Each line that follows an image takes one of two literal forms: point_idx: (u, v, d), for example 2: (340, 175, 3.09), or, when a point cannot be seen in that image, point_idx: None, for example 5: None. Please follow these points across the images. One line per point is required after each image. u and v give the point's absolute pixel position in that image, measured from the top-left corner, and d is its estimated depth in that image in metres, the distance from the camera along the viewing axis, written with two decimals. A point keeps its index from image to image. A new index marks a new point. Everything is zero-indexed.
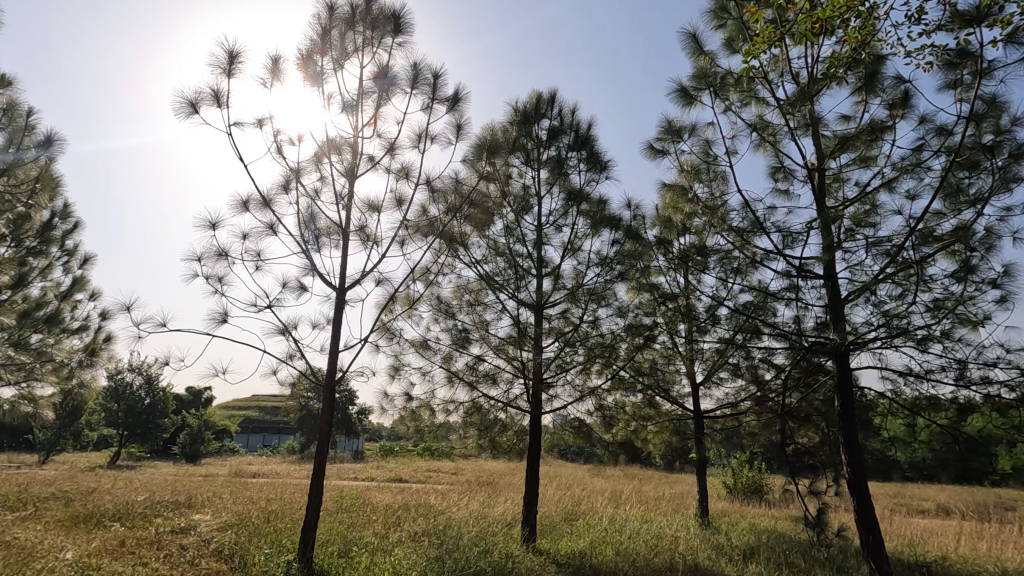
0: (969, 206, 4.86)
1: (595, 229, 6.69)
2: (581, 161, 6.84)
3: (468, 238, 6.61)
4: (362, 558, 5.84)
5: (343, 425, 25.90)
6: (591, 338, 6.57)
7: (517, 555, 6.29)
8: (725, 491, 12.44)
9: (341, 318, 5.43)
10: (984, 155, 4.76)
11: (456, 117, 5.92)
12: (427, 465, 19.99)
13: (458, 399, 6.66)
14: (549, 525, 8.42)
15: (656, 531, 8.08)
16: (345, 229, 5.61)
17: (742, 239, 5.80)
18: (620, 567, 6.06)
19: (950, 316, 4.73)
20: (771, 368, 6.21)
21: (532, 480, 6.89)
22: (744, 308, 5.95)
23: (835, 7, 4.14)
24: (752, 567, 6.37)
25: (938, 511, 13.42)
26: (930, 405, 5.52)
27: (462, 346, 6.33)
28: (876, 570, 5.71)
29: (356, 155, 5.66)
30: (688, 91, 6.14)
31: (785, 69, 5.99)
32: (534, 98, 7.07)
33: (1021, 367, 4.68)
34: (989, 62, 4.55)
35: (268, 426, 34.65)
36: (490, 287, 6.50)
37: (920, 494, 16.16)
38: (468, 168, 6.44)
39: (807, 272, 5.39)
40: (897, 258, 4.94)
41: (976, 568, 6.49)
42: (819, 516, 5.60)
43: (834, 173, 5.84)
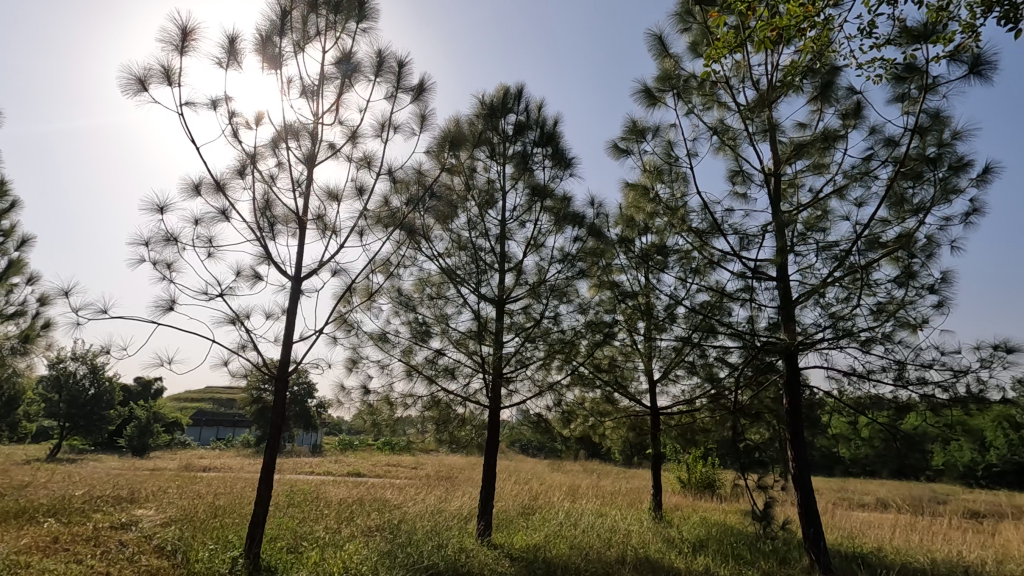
0: (912, 214, 5.08)
1: (558, 225, 6.67)
2: (546, 158, 6.83)
3: (430, 231, 6.53)
4: (312, 553, 5.72)
5: (300, 419, 25.34)
6: (551, 335, 6.51)
7: (472, 549, 6.27)
8: (679, 486, 12.73)
9: (296, 309, 5.28)
10: (927, 166, 4.98)
11: (421, 108, 5.82)
12: (386, 460, 19.77)
13: (416, 394, 6.57)
14: (506, 519, 8.43)
15: (611, 525, 8.20)
16: (302, 217, 5.45)
17: (700, 240, 5.92)
18: (574, 561, 6.11)
19: (891, 319, 4.96)
20: (724, 366, 6.36)
21: (489, 474, 6.87)
22: (701, 308, 6.07)
23: (792, 17, 4.25)
24: (700, 559, 6.53)
25: (876, 505, 14.06)
26: (872, 405, 5.75)
27: (421, 340, 6.25)
28: (816, 561, 5.96)
29: (315, 141, 5.49)
30: (652, 92, 6.21)
31: (746, 75, 6.14)
32: (501, 92, 7.02)
33: (954, 368, 4.94)
34: (934, 77, 4.76)
35: (222, 419, 33.61)
36: (452, 281, 6.43)
37: (861, 488, 16.95)
38: (432, 160, 6.35)
39: (760, 273, 5.55)
40: (845, 262, 5.13)
41: (907, 559, 6.84)
42: (766, 510, 5.80)
43: (790, 179, 6.01)
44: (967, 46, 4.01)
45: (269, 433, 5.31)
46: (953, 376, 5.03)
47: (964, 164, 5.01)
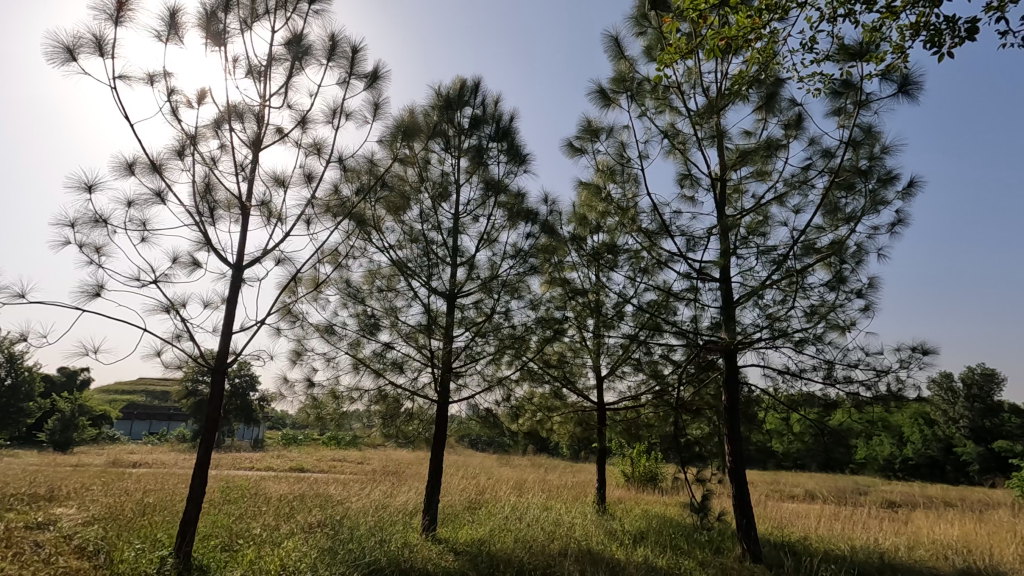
0: (845, 223, 5.37)
1: (512, 221, 6.66)
2: (501, 153, 6.81)
3: (381, 222, 6.38)
4: (248, 551, 5.52)
5: (240, 413, 24.43)
6: (502, 330, 6.46)
7: (416, 544, 6.23)
8: (623, 480, 13.05)
9: (237, 299, 5.06)
10: (858, 177, 5.28)
11: (374, 96, 5.68)
12: (332, 455, 19.36)
13: (363, 387, 6.43)
14: (451, 513, 8.40)
15: (555, 518, 8.32)
16: (245, 203, 5.21)
17: (650, 241, 6.06)
18: (517, 554, 6.16)
19: (823, 321, 5.23)
20: (669, 363, 6.55)
21: (435, 469, 6.83)
22: (648, 307, 6.22)
23: (740, 27, 4.39)
24: (640, 550, 6.72)
25: (804, 496, 14.89)
26: (804, 401, 6.11)
27: (369, 333, 6.12)
28: (748, 550, 6.25)
29: (261, 124, 5.26)
30: (606, 93, 6.29)
31: (697, 82, 6.31)
32: (457, 84, 6.95)
33: (877, 368, 5.27)
34: (867, 94, 5.04)
35: (155, 412, 31.95)
36: (403, 273, 6.32)
37: (791, 480, 17.91)
38: (383, 149, 6.18)
39: (705, 274, 5.73)
40: (783, 266, 5.37)
41: (830, 547, 7.28)
42: (704, 502, 6.03)
43: (735, 184, 6.23)
44: (897, 67, 4.26)
45: (203, 426, 5.08)
46: (876, 375, 5.37)
47: (892, 177, 5.34)
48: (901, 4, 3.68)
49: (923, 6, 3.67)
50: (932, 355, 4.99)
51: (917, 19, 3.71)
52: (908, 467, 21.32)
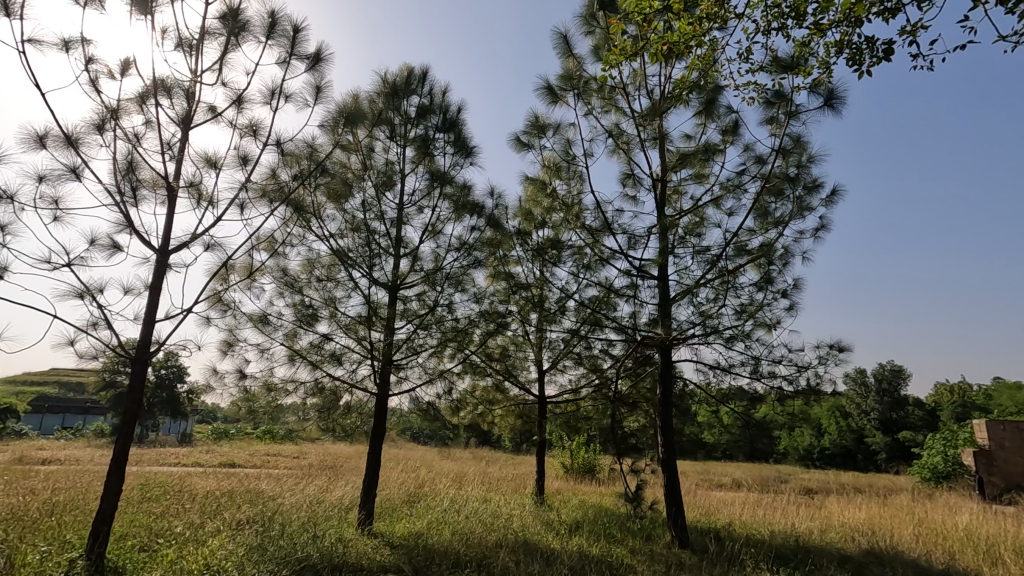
0: (773, 226, 5.65)
1: (457, 213, 6.61)
2: (447, 145, 6.73)
3: (321, 209, 6.16)
4: (168, 550, 5.25)
5: (166, 406, 23.14)
6: (445, 323, 6.40)
7: (350, 539, 6.12)
8: (562, 472, 13.31)
9: (162, 285, 4.77)
10: (787, 184, 5.58)
11: (316, 79, 5.46)
12: (265, 449, 18.68)
13: (299, 379, 6.21)
14: (388, 507, 8.31)
15: (493, 510, 8.39)
16: (173, 183, 4.90)
17: (593, 238, 6.19)
18: (454, 547, 6.17)
19: (751, 319, 5.50)
20: (608, 358, 6.71)
21: (372, 463, 6.72)
22: (590, 302, 6.34)
23: (682, 34, 4.53)
24: (575, 540, 6.88)
25: (732, 485, 15.74)
26: (733, 395, 6.23)
27: (306, 323, 5.92)
28: (676, 537, 6.53)
29: (191, 101, 4.95)
30: (554, 89, 6.33)
31: (642, 84, 6.46)
32: (405, 72, 6.81)
33: (799, 363, 5.60)
34: (797, 105, 5.32)
35: (69, 405, 29.71)
36: (343, 263, 6.15)
37: (720, 470, 18.85)
38: (325, 134, 5.96)
39: (645, 272, 5.89)
40: (716, 266, 5.61)
41: (752, 532, 7.72)
42: (637, 491, 6.24)
43: (674, 186, 6.43)
44: (823, 82, 4.52)
45: (121, 421, 4.78)
46: (798, 370, 5.70)
47: (816, 185, 5.67)
48: (827, 22, 3.90)
49: (846, 25, 3.90)
50: (846, 352, 5.35)
51: (841, 38, 3.95)
52: (824, 456, 22.94)
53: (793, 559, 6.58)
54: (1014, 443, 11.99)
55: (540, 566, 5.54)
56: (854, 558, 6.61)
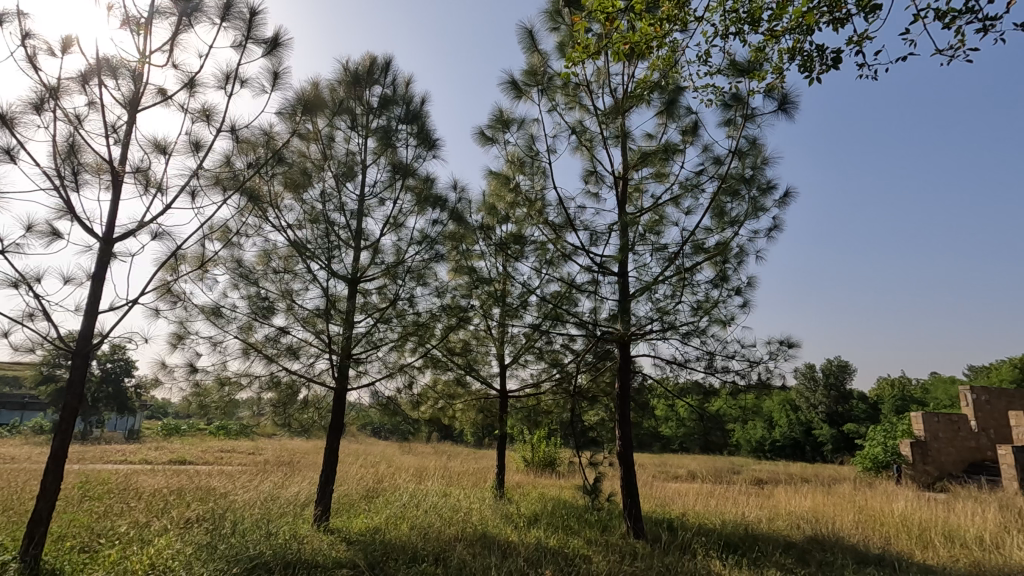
0: (729, 226, 5.80)
1: (419, 206, 6.52)
2: (410, 136, 6.63)
3: (279, 199, 5.99)
4: (110, 551, 5.04)
5: (113, 401, 22.12)
6: (406, 317, 6.32)
7: (305, 535, 6.02)
8: (523, 465, 13.42)
9: (105, 275, 4.55)
10: (742, 185, 5.75)
11: (273, 64, 5.28)
12: (219, 446, 18.12)
13: (254, 373, 6.04)
14: (346, 503, 8.20)
15: (453, 504, 8.39)
16: (118, 168, 4.66)
17: (555, 234, 6.23)
18: (412, 541, 6.14)
19: (707, 315, 5.64)
20: (569, 353, 6.78)
21: (330, 458, 6.61)
22: (551, 298, 6.38)
23: (644, 35, 4.60)
24: (533, 532, 6.96)
25: (687, 476, 16.21)
26: (689, 389, 6.41)
27: (261, 316, 5.76)
28: (632, 528, 6.68)
29: (139, 83, 4.72)
30: (518, 84, 6.32)
31: (605, 82, 6.51)
32: (367, 61, 6.67)
33: (750, 358, 5.78)
34: (752, 108, 5.46)
35: (5, 400, 28.05)
36: (301, 255, 6.00)
37: (676, 462, 19.40)
38: (282, 122, 5.78)
39: (605, 269, 5.96)
40: (674, 263, 5.73)
41: (704, 521, 7.97)
42: (595, 483, 6.36)
43: (635, 184, 6.52)
44: (776, 87, 4.66)
45: (60, 416, 4.56)
46: (750, 365, 5.89)
47: (770, 187, 5.84)
48: (780, 29, 4.04)
49: (798, 33, 4.05)
50: (795, 347, 5.56)
51: (793, 45, 4.09)
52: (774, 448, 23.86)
53: (740, 546, 6.83)
54: (946, 434, 12.78)
55: (497, 558, 5.59)
56: (798, 544, 6.92)
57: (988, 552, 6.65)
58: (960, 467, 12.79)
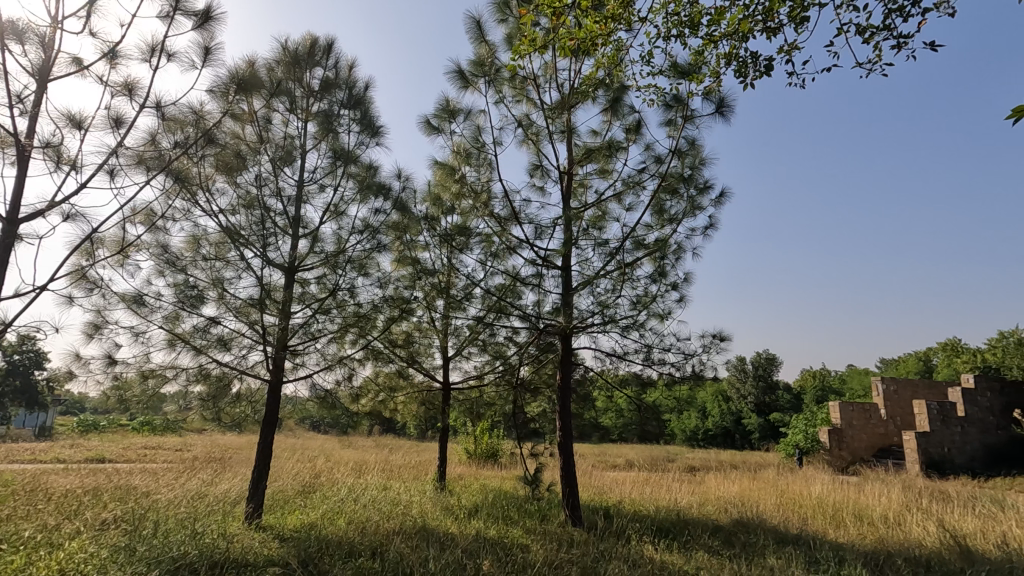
0: (668, 223, 5.98)
1: (362, 194, 6.33)
2: (352, 122, 6.43)
3: (210, 181, 5.67)
4: (13, 557, 4.65)
5: (20, 395, 20.37)
6: (346, 308, 6.15)
7: (235, 534, 5.79)
8: (465, 457, 13.43)
9: (9, 259, 4.15)
10: (681, 184, 5.93)
11: (205, 39, 4.97)
12: (142, 442, 17.08)
13: (180, 365, 5.71)
14: (280, 499, 7.93)
15: (392, 497, 8.29)
16: (24, 142, 4.25)
17: (500, 227, 6.22)
18: (349, 536, 6.03)
19: (646, 309, 5.80)
20: (513, 345, 6.81)
21: (263, 454, 6.37)
22: (496, 290, 6.37)
23: (590, 32, 4.64)
24: (473, 523, 6.98)
25: (625, 465, 16.73)
26: (627, 381, 6.59)
27: (189, 305, 5.44)
28: (570, 517, 6.83)
29: (49, 50, 4.31)
30: (465, 75, 6.25)
31: (552, 77, 6.54)
32: (308, 41, 6.41)
33: (685, 351, 6.00)
34: (692, 110, 5.63)
35: None
36: (234, 241, 5.70)
37: (615, 451, 19.97)
38: (213, 100, 5.46)
39: (549, 262, 6.01)
40: (615, 258, 5.85)
41: (640, 508, 8.26)
42: (535, 474, 6.45)
43: (580, 179, 6.61)
44: (714, 90, 4.83)
45: None
46: (685, 358, 6.11)
47: (707, 187, 6.03)
48: (718, 35, 4.18)
49: (735, 39, 4.20)
50: (726, 341, 5.81)
51: (729, 50, 4.25)
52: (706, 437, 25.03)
53: (672, 531, 7.13)
54: (859, 422, 13.82)
55: (435, 550, 5.58)
56: (724, 527, 7.29)
57: (891, 529, 7.25)
58: (871, 452, 13.86)
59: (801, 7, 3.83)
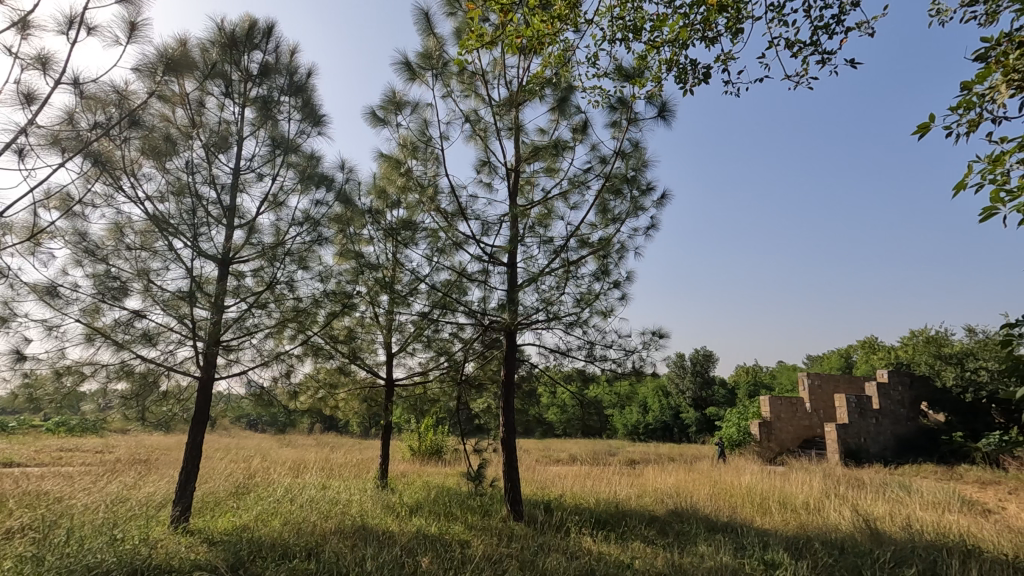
0: (611, 223, 6.10)
1: (303, 185, 6.11)
2: (293, 110, 6.20)
3: (136, 166, 5.32)
4: None
5: None
6: (285, 302, 5.94)
7: (159, 539, 5.48)
8: (409, 455, 13.28)
9: None
10: (624, 184, 6.06)
11: (130, 13, 4.65)
12: (57, 444, 15.87)
13: (100, 361, 5.33)
14: (210, 501, 7.57)
15: (332, 497, 8.09)
16: None
17: (447, 222, 6.16)
18: (283, 538, 5.84)
19: (589, 307, 5.90)
20: (458, 342, 6.78)
21: (192, 455, 6.06)
22: (441, 286, 6.32)
23: (537, 30, 4.66)
24: (415, 521, 6.91)
25: (568, 459, 17.02)
26: (570, 377, 6.70)
27: (111, 298, 5.09)
28: (512, 511, 6.88)
29: None
30: (411, 66, 6.15)
31: (501, 74, 6.53)
32: (246, 23, 6.11)
33: (627, 348, 6.15)
34: (636, 113, 5.76)
35: None
36: (162, 231, 5.38)
37: (559, 446, 20.28)
38: (140, 80, 5.11)
39: (496, 259, 6.02)
40: (560, 256, 5.93)
41: (581, 501, 8.42)
42: (478, 470, 6.46)
43: (527, 177, 6.64)
44: (656, 94, 4.96)
45: None
46: (626, 354, 6.26)
47: (650, 189, 6.20)
48: (660, 41, 4.31)
49: (676, 46, 4.34)
50: (665, 338, 6.01)
51: (671, 56, 4.38)
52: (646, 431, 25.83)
53: (610, 523, 7.32)
54: (786, 415, 14.65)
55: (374, 549, 5.49)
56: (660, 518, 7.56)
57: (811, 514, 7.74)
58: (796, 444, 14.72)
59: (737, 18, 4.00)
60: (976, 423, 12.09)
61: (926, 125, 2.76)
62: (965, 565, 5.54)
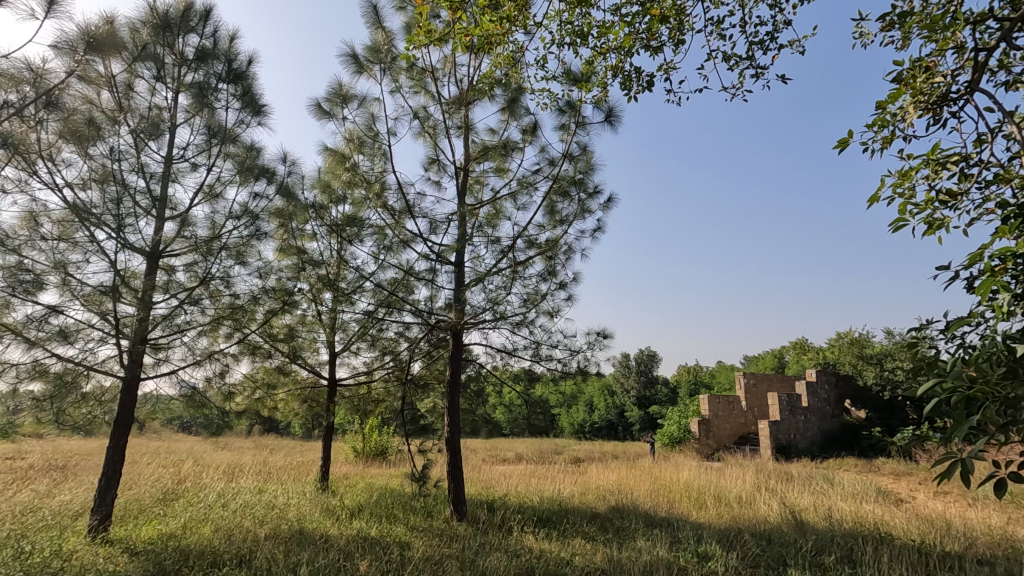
0: (558, 224, 6.18)
1: (241, 177, 5.87)
2: (231, 98, 5.94)
3: (55, 150, 4.95)
4: None
5: None
6: (221, 298, 5.69)
7: (74, 550, 5.12)
8: (352, 456, 13.01)
9: None
10: (572, 186, 6.16)
11: None
12: None
13: (9, 360, 4.92)
14: (135, 509, 7.14)
15: (268, 501, 7.79)
16: None
17: (394, 219, 6.07)
18: (212, 545, 5.57)
19: (536, 307, 5.96)
20: (404, 341, 6.68)
21: (114, 459, 5.69)
22: (387, 284, 6.21)
23: (487, 30, 4.65)
24: (355, 523, 6.76)
25: (515, 459, 17.13)
26: (516, 376, 6.73)
27: (23, 292, 4.72)
28: (455, 512, 6.84)
29: None
30: (358, 59, 6.01)
31: (452, 71, 6.48)
32: (182, 4, 5.80)
33: (572, 348, 6.24)
34: (584, 116, 5.86)
35: None
36: (83, 220, 5.03)
37: (506, 445, 20.38)
38: (59, 58, 4.76)
39: (443, 258, 5.98)
40: (508, 255, 5.95)
41: (525, 499, 8.48)
42: (422, 470, 6.39)
43: (476, 176, 6.63)
44: (602, 100, 5.06)
45: None
46: (571, 354, 6.35)
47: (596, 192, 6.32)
48: (606, 47, 4.40)
49: (622, 53, 4.44)
50: (608, 338, 6.13)
51: (617, 63, 4.48)
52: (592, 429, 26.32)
53: (554, 520, 7.40)
54: (723, 413, 15.29)
55: (310, 553, 5.34)
56: (601, 514, 7.72)
57: (744, 507, 8.10)
58: (732, 440, 15.38)
59: (679, 30, 4.13)
60: (892, 419, 13.01)
61: (845, 142, 2.96)
62: (878, 551, 5.95)
